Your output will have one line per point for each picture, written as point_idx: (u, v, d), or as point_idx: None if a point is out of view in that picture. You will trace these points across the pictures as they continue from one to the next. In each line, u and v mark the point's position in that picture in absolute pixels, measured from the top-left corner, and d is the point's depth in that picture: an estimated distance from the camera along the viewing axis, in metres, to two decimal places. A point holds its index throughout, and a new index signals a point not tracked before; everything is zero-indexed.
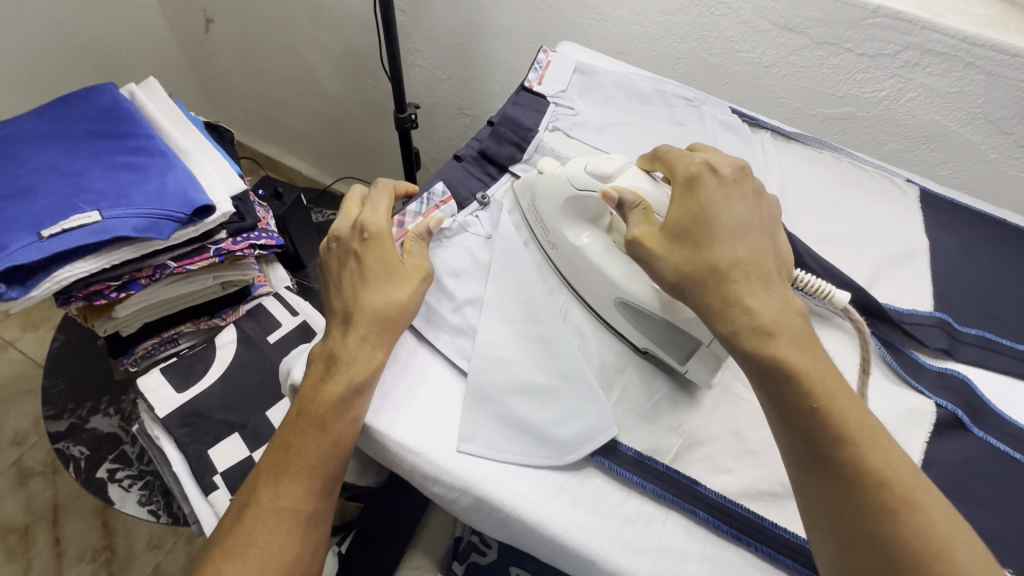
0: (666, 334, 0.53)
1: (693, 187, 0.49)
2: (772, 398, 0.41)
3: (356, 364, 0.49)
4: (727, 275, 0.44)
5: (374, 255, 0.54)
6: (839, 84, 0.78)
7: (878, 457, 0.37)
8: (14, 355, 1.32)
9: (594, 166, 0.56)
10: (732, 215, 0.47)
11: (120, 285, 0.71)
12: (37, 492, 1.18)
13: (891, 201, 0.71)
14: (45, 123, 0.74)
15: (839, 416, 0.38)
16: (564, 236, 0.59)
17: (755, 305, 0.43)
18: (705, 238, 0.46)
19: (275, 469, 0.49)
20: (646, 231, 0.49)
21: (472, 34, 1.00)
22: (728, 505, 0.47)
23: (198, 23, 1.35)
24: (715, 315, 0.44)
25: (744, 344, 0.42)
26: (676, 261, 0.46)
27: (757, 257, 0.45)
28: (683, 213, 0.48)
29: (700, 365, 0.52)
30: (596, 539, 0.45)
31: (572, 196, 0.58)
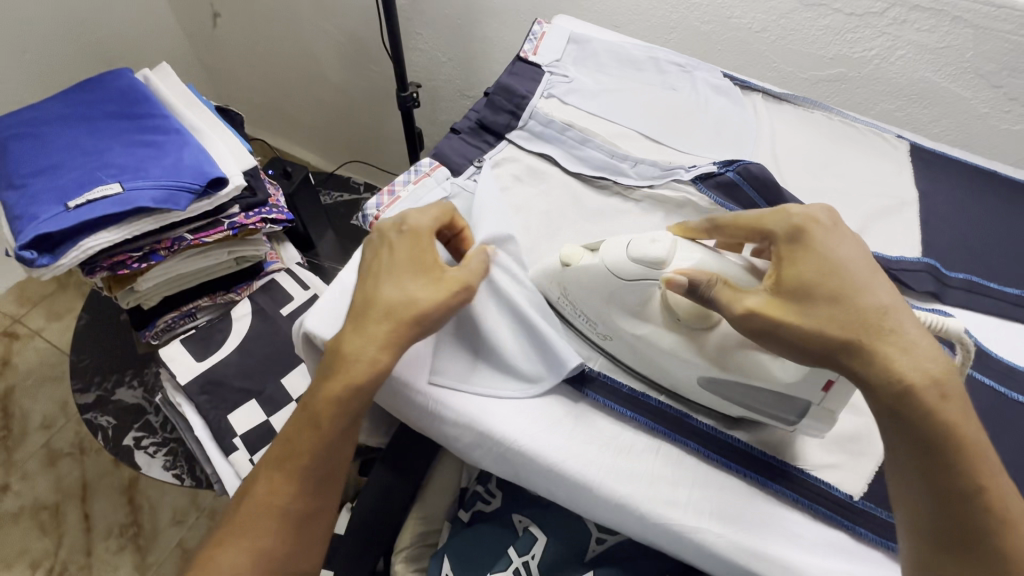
0: (767, 399, 0.48)
1: (804, 241, 0.45)
2: (915, 468, 0.39)
3: (360, 363, 0.48)
4: (884, 328, 0.40)
5: (407, 253, 0.51)
6: (829, 46, 0.79)
7: (1018, 533, 0.38)
8: (40, 343, 1.37)
9: (638, 252, 0.49)
10: (854, 263, 0.43)
11: (142, 256, 0.75)
12: (66, 472, 1.23)
13: (881, 155, 0.72)
14: (66, 106, 0.78)
15: (993, 491, 0.38)
16: (621, 330, 0.53)
17: (922, 361, 0.39)
18: (849, 292, 0.42)
19: (275, 462, 0.51)
20: (763, 301, 0.44)
21: (470, 14, 1.03)
22: (721, 434, 0.50)
23: (206, 17, 1.39)
24: (875, 378, 0.40)
25: (912, 411, 0.38)
26: (815, 324, 0.42)
27: (900, 304, 0.41)
28: (807, 270, 0.43)
29: (812, 419, 0.48)
30: (593, 468, 0.48)
31: (620, 287, 0.51)
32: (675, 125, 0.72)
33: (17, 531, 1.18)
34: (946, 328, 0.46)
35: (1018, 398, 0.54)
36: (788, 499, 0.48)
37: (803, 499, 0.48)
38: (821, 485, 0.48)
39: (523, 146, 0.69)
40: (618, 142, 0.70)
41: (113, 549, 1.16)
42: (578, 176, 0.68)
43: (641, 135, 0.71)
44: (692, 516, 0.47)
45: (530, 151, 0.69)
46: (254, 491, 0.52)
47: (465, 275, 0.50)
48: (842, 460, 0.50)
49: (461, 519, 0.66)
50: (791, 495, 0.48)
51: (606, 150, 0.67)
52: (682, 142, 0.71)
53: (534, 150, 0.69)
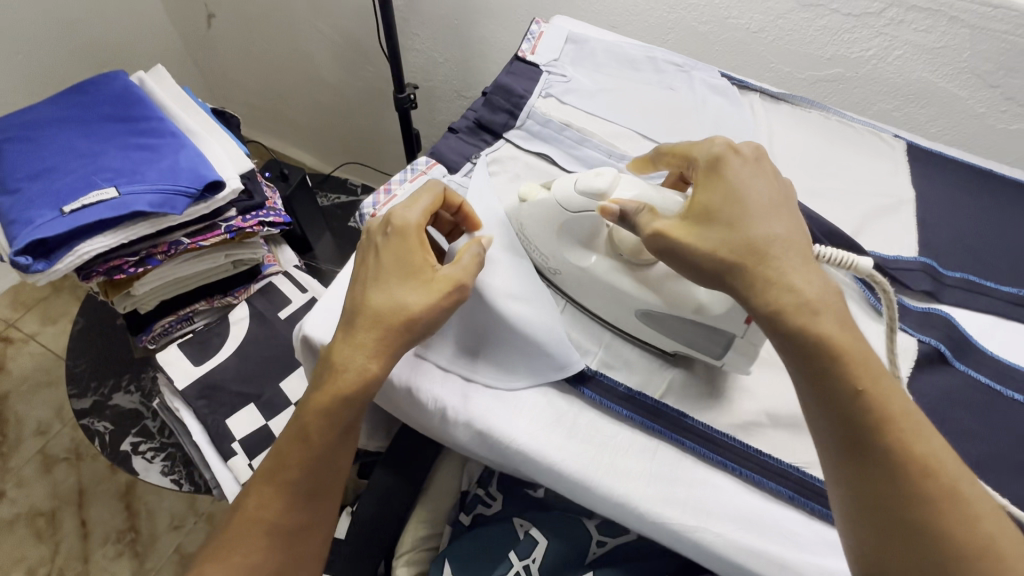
0: (698, 331, 0.51)
1: (716, 171, 0.46)
2: (808, 380, 0.39)
3: (349, 374, 0.47)
4: (769, 252, 0.41)
5: (394, 255, 0.50)
6: (827, 46, 0.79)
7: (920, 441, 0.37)
8: (35, 348, 1.36)
9: (583, 184, 0.52)
10: (758, 195, 0.44)
11: (138, 260, 0.74)
12: (62, 477, 1.22)
13: (879, 155, 0.73)
14: (61, 109, 0.77)
15: (886, 406, 0.37)
16: (569, 262, 0.56)
17: (797, 281, 0.40)
18: (737, 217, 0.43)
19: (265, 476, 0.51)
20: (672, 224, 0.45)
21: (467, 15, 1.03)
22: (715, 433, 0.50)
23: (200, 18, 1.38)
24: (753, 299, 0.41)
25: (788, 328, 0.39)
26: (712, 246, 0.42)
27: (792, 234, 0.42)
28: (711, 198, 0.45)
29: (736, 355, 0.51)
30: (592, 468, 0.48)
31: (568, 219, 0.54)
32: (673, 125, 0.72)
33: (12, 538, 1.17)
34: (854, 265, 0.46)
35: (1017, 397, 0.54)
36: (784, 497, 0.48)
37: (799, 496, 0.47)
38: (816, 483, 0.48)
39: (521, 146, 0.69)
40: (617, 142, 0.70)
41: (110, 555, 1.16)
42: (577, 175, 0.67)
43: (639, 135, 0.71)
44: (692, 515, 0.47)
45: (529, 151, 0.68)
46: (244, 505, 0.51)
47: (456, 275, 0.49)
48: None
49: (463, 522, 0.66)
50: (787, 493, 0.48)
51: (604, 150, 0.67)
52: (681, 142, 0.71)
53: (532, 150, 0.68)
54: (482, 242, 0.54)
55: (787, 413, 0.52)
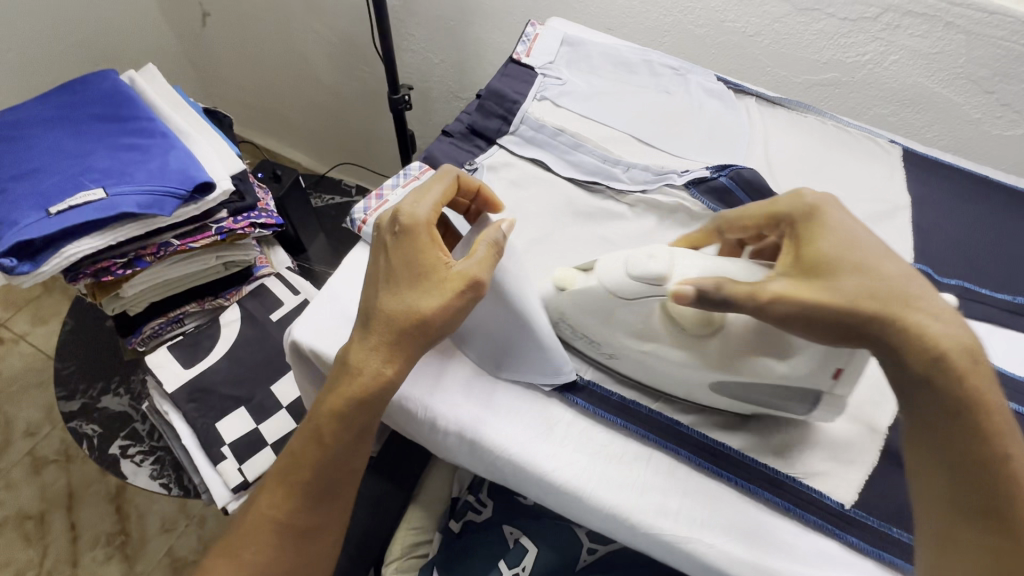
0: (777, 391, 0.48)
1: (818, 219, 0.45)
2: (936, 434, 0.39)
3: (362, 377, 0.46)
4: (908, 300, 0.40)
5: (402, 253, 0.47)
6: (823, 50, 0.79)
7: None
8: (25, 348, 1.35)
9: (636, 268, 0.46)
10: (869, 240, 0.43)
11: (127, 262, 0.73)
12: (52, 480, 1.21)
13: (875, 160, 0.72)
14: (48, 108, 0.76)
15: (1022, 471, 0.38)
16: (623, 345, 0.50)
17: (940, 331, 0.39)
18: (868, 264, 0.42)
19: (277, 477, 0.51)
20: (787, 284, 0.42)
21: (463, 16, 1.02)
22: (713, 444, 0.49)
23: (195, 17, 1.37)
24: (903, 347, 0.40)
25: (945, 379, 0.39)
26: (847, 299, 0.40)
27: (919, 280, 0.41)
28: (826, 247, 0.43)
29: (824, 409, 0.48)
30: (583, 477, 0.48)
31: (621, 306, 0.49)
32: (669, 130, 0.72)
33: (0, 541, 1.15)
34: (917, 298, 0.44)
35: (1012, 405, 0.53)
36: (780, 508, 0.47)
37: (795, 508, 0.47)
38: (812, 494, 0.47)
39: (515, 151, 0.68)
40: (611, 146, 0.69)
41: (100, 558, 1.14)
42: (571, 180, 0.66)
43: (634, 139, 0.70)
44: (683, 525, 0.46)
45: (523, 156, 0.68)
46: (258, 503, 0.51)
47: (469, 272, 0.47)
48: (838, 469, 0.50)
49: (453, 529, 0.66)
50: (782, 504, 0.47)
51: (599, 155, 0.67)
52: (676, 146, 0.70)
53: (526, 156, 0.68)
54: (504, 226, 0.50)
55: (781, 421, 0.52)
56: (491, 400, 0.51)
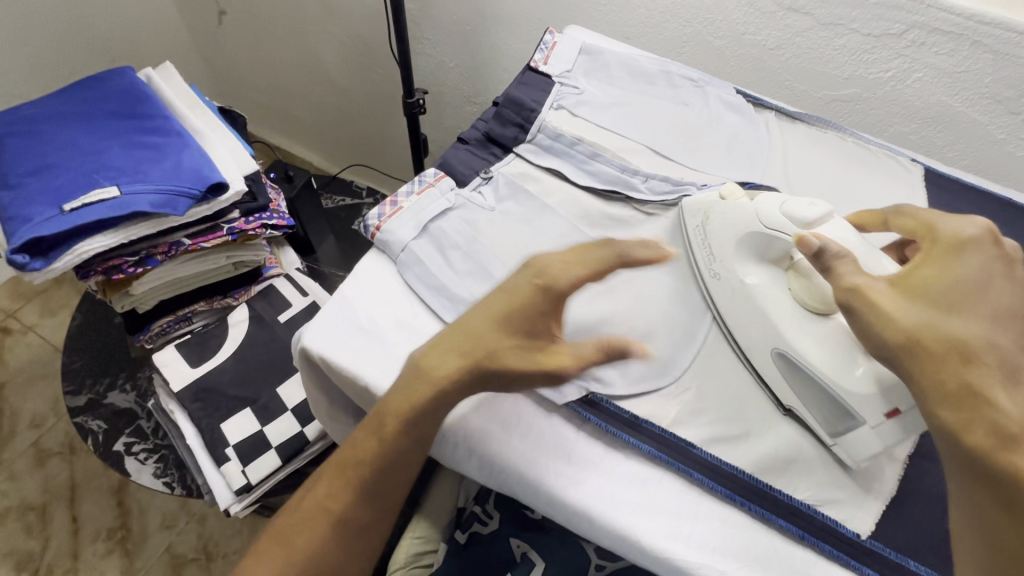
0: (830, 405, 0.48)
1: (960, 252, 0.43)
2: (966, 484, 0.38)
3: (432, 384, 0.44)
4: (977, 356, 0.37)
5: (521, 301, 0.44)
6: (844, 66, 0.78)
7: None
8: (33, 339, 1.35)
9: (791, 208, 0.51)
10: (992, 296, 0.40)
11: (138, 260, 0.73)
12: (55, 472, 1.21)
13: (894, 179, 0.71)
14: (64, 104, 0.76)
15: None
16: (734, 272, 0.55)
17: (1005, 402, 0.36)
18: (956, 308, 0.39)
19: (334, 480, 0.47)
20: (876, 285, 0.42)
21: (480, 21, 1.02)
22: (724, 466, 0.48)
23: (212, 14, 1.37)
24: (936, 393, 0.38)
25: (968, 437, 0.36)
26: (917, 323, 0.39)
27: (1017, 352, 0.38)
28: (934, 276, 0.42)
29: (856, 444, 0.47)
30: (590, 496, 0.47)
31: (757, 232, 0.53)
32: (687, 143, 0.71)
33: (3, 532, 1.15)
34: None
35: None
36: (794, 537, 0.46)
37: (809, 537, 0.46)
38: (827, 523, 0.46)
39: (531, 160, 0.67)
40: (629, 158, 0.68)
41: (101, 552, 1.14)
42: (589, 189, 0.66)
43: (651, 151, 0.70)
44: (694, 551, 0.45)
45: (538, 165, 0.67)
46: (312, 491, 0.48)
47: (574, 354, 0.45)
48: (853, 497, 0.48)
49: (458, 540, 0.64)
50: (797, 532, 0.46)
51: (616, 166, 0.66)
52: (694, 159, 0.69)
53: (542, 165, 0.67)
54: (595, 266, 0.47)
55: (795, 446, 0.50)
56: (501, 415, 0.50)
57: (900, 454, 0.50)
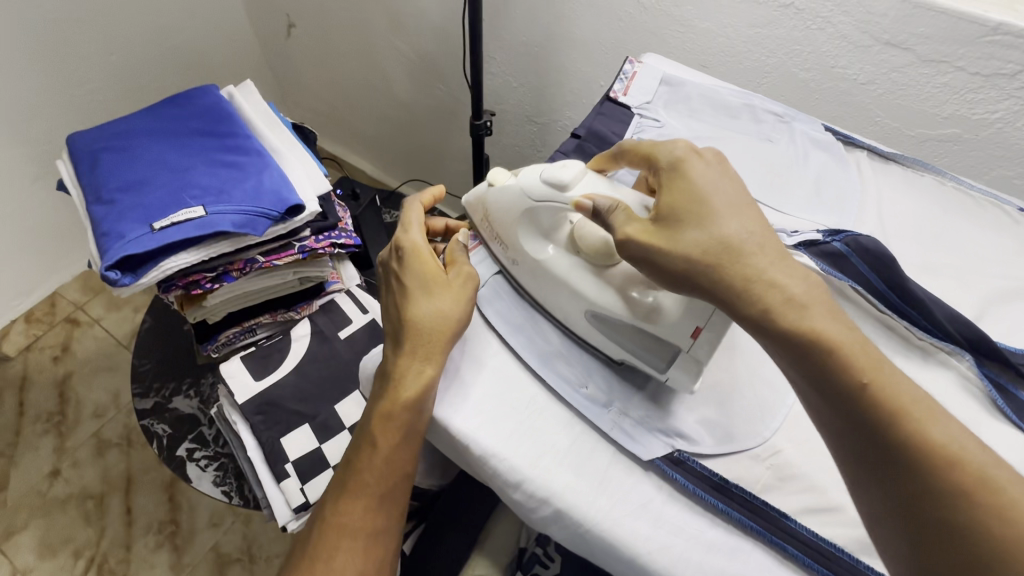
0: (646, 340, 0.52)
1: (677, 172, 0.47)
2: (817, 389, 0.39)
3: (400, 375, 0.51)
4: (745, 251, 0.42)
5: (415, 273, 0.55)
6: (944, 105, 0.73)
7: (935, 422, 0.36)
8: (99, 333, 1.39)
9: (547, 175, 0.53)
10: (722, 194, 0.45)
11: (215, 276, 0.75)
12: (113, 463, 1.25)
13: (1000, 230, 0.66)
14: (153, 120, 0.79)
15: (889, 391, 0.37)
16: (525, 251, 0.57)
17: (778, 278, 0.41)
18: (698, 220, 0.44)
19: (340, 488, 0.53)
20: (637, 228, 0.46)
21: (548, 43, 1.00)
22: (820, 542, 0.45)
23: (281, 27, 1.40)
24: (739, 304, 0.41)
25: (773, 325, 0.40)
26: (684, 247, 0.43)
27: (757, 234, 0.43)
28: (674, 198, 0.46)
29: (680, 371, 0.51)
30: (680, 563, 0.45)
31: (532, 207, 0.55)
32: (773, 182, 0.68)
33: (63, 518, 1.19)
34: None
35: None
36: None
37: None
38: None
39: None
40: None
41: (151, 545, 1.17)
42: None
43: None
44: None
45: None
46: (323, 517, 0.53)
47: (466, 274, 0.55)
48: None
49: None
50: None
51: None
52: (781, 201, 0.66)
53: None
54: (462, 237, 0.62)
55: None
56: (572, 463, 0.49)
57: None
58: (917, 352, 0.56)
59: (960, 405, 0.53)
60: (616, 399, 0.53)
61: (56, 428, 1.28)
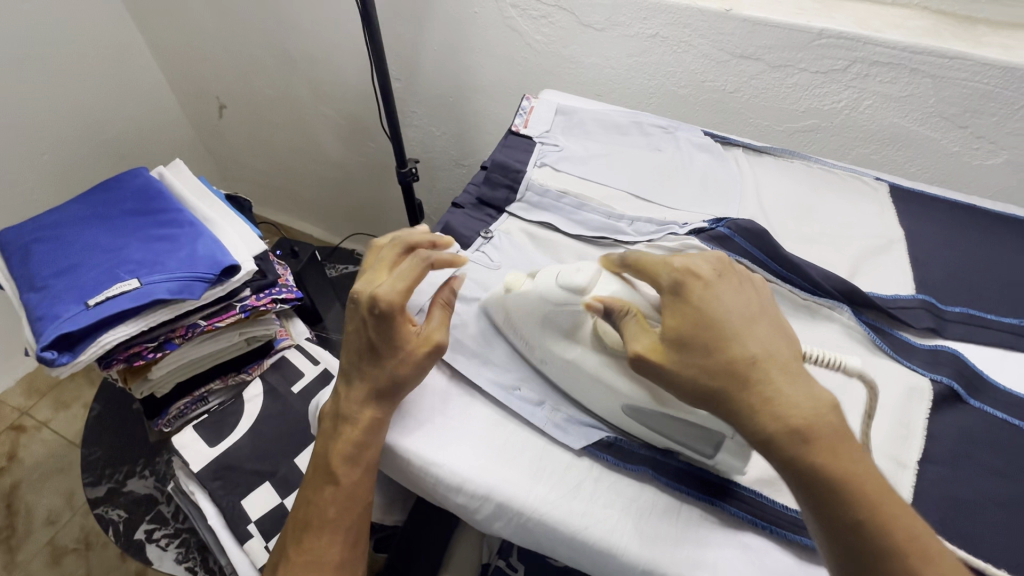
0: (687, 430, 0.50)
1: (682, 295, 0.47)
2: (815, 511, 0.41)
3: (350, 423, 0.53)
4: (752, 377, 0.42)
5: (385, 330, 0.53)
6: (800, 100, 0.85)
7: (925, 560, 0.39)
8: (47, 435, 1.31)
9: (564, 279, 0.54)
10: (732, 312, 0.45)
11: (157, 345, 0.77)
12: (71, 569, 1.13)
13: (863, 198, 0.76)
14: (85, 208, 0.82)
15: (878, 529, 0.39)
16: (552, 352, 0.56)
17: (788, 405, 0.41)
18: (714, 343, 0.44)
19: (301, 526, 0.55)
20: (650, 346, 0.46)
21: (460, 92, 1.09)
22: (742, 492, 0.50)
23: (212, 108, 1.47)
24: (743, 425, 0.42)
25: (778, 452, 0.41)
26: (684, 374, 0.44)
27: (770, 349, 0.44)
28: (683, 322, 0.45)
29: (727, 456, 0.49)
30: (616, 533, 0.48)
31: (551, 311, 0.55)
32: (665, 185, 0.76)
33: None
34: None
35: None
36: (822, 554, 0.47)
37: None
38: None
39: (523, 218, 0.72)
40: (614, 204, 0.73)
41: None
42: (580, 238, 0.70)
43: (633, 196, 0.74)
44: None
45: (531, 221, 0.72)
46: (287, 557, 0.54)
47: (436, 342, 0.54)
48: None
49: None
50: None
51: (603, 213, 0.70)
52: (671, 199, 0.74)
53: (534, 220, 0.72)
54: (455, 286, 0.59)
55: None
56: (508, 461, 0.53)
57: (909, 460, 0.52)
58: (806, 311, 0.62)
59: (847, 351, 0.60)
60: (550, 398, 0.57)
61: (5, 543, 1.17)
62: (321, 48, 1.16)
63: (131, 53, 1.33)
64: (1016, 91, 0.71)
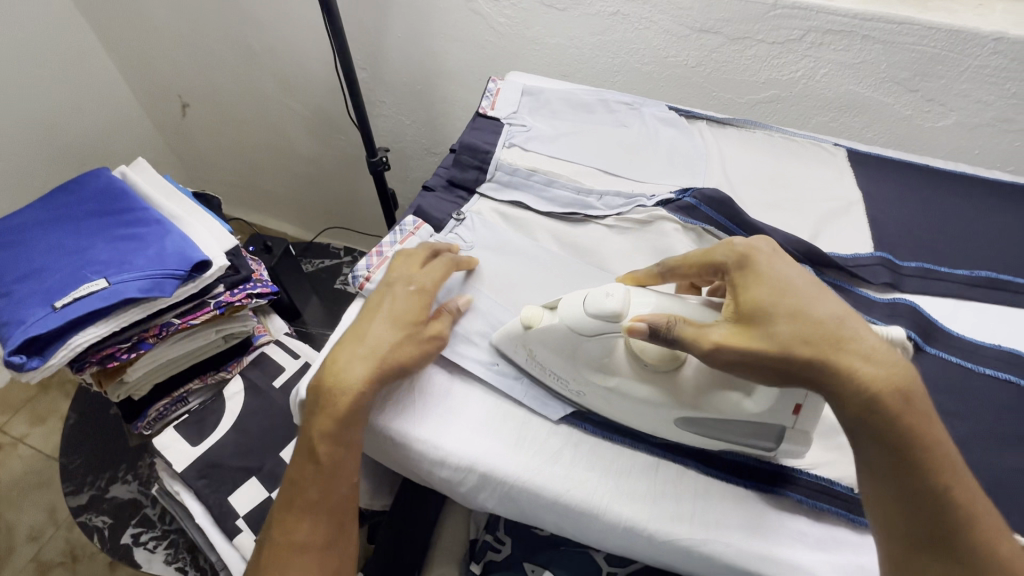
0: (743, 426, 0.49)
1: (750, 267, 0.47)
2: (898, 475, 0.40)
3: (348, 396, 0.51)
4: (843, 336, 0.41)
5: (406, 309, 0.55)
6: (759, 72, 0.86)
7: (986, 519, 0.40)
8: (29, 452, 1.25)
9: (594, 306, 0.50)
10: (805, 278, 0.45)
11: (130, 346, 0.76)
12: None
13: (822, 164, 0.78)
14: (46, 211, 0.80)
15: (955, 490, 0.39)
16: (590, 379, 0.53)
17: (879, 362, 0.41)
18: (802, 307, 0.43)
19: (287, 505, 0.54)
20: (728, 332, 0.45)
21: (427, 79, 1.09)
22: (721, 452, 0.52)
23: (174, 108, 1.43)
24: (843, 384, 0.41)
25: (880, 410, 0.39)
26: (778, 340, 0.42)
27: (849, 312, 0.43)
28: (761, 295, 0.45)
29: (790, 445, 0.49)
30: (597, 494, 0.50)
31: (583, 341, 0.52)
32: (632, 160, 0.77)
33: None
34: None
35: (985, 371, 0.57)
36: (793, 501, 0.50)
37: (806, 499, 0.50)
38: (823, 484, 0.50)
39: (494, 198, 0.73)
40: (583, 179, 0.74)
41: None
42: (550, 215, 0.71)
43: (601, 171, 0.75)
44: (698, 528, 0.48)
45: (502, 200, 0.72)
46: (272, 539, 0.54)
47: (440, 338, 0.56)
48: (840, 457, 0.53)
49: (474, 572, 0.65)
50: (795, 497, 0.50)
51: (573, 189, 0.71)
52: (639, 173, 0.75)
53: (505, 199, 0.72)
54: (460, 303, 0.59)
55: None
56: (493, 431, 0.54)
57: None
58: None
59: None
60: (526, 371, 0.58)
61: None
62: (283, 41, 1.15)
63: (87, 53, 1.29)
64: (961, 54, 0.75)
